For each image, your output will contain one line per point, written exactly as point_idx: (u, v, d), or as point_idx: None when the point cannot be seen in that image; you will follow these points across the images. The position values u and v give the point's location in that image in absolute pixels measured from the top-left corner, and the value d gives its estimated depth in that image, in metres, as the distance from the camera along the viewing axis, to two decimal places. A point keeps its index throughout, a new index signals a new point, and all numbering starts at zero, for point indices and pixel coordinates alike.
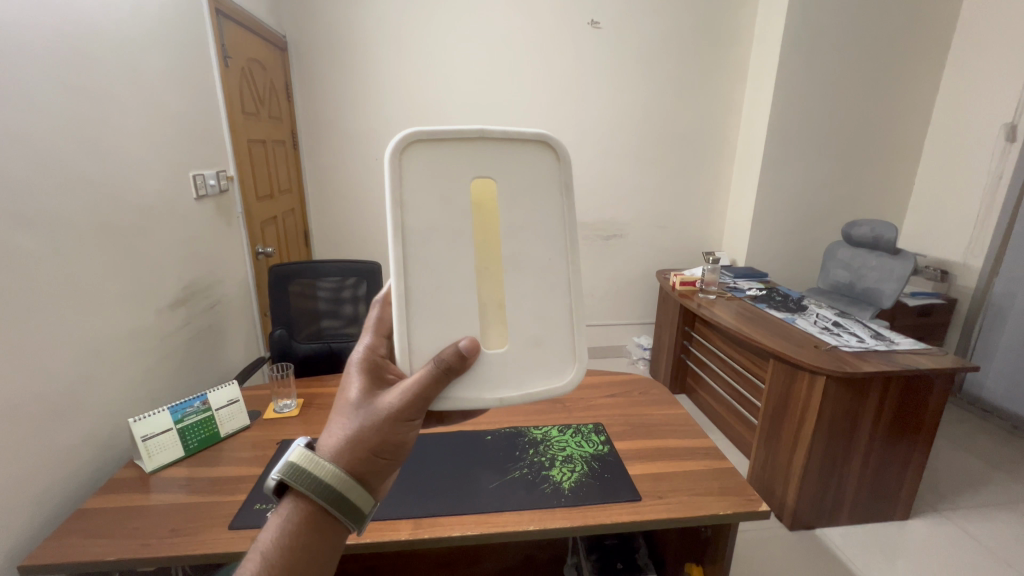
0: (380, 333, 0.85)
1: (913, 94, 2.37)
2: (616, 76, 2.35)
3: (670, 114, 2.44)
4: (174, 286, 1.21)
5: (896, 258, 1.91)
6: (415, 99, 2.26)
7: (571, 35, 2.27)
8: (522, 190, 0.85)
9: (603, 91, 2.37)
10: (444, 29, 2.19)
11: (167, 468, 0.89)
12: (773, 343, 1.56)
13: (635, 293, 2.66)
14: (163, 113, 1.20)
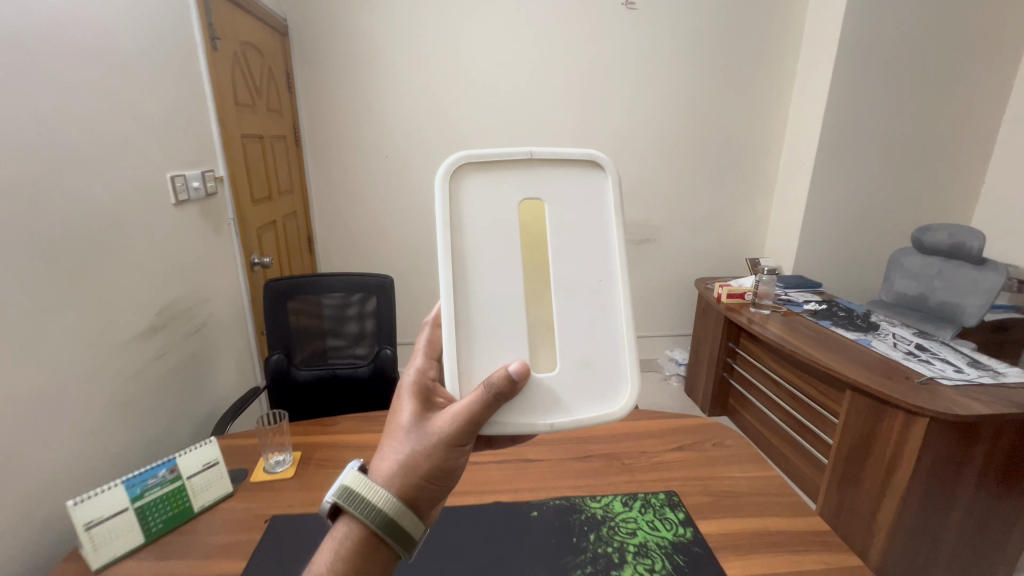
0: (430, 355, 0.74)
1: (989, 82, 2.10)
2: (651, 63, 2.12)
3: (710, 105, 2.20)
4: (145, 311, 1.00)
5: (982, 269, 1.66)
6: (429, 90, 2.04)
7: (602, 17, 2.04)
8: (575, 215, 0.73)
9: (637, 80, 2.13)
10: (462, 11, 1.97)
11: (120, 562, 0.68)
12: (852, 372, 1.33)
13: (668, 302, 2.43)
14: (133, 102, 0.99)
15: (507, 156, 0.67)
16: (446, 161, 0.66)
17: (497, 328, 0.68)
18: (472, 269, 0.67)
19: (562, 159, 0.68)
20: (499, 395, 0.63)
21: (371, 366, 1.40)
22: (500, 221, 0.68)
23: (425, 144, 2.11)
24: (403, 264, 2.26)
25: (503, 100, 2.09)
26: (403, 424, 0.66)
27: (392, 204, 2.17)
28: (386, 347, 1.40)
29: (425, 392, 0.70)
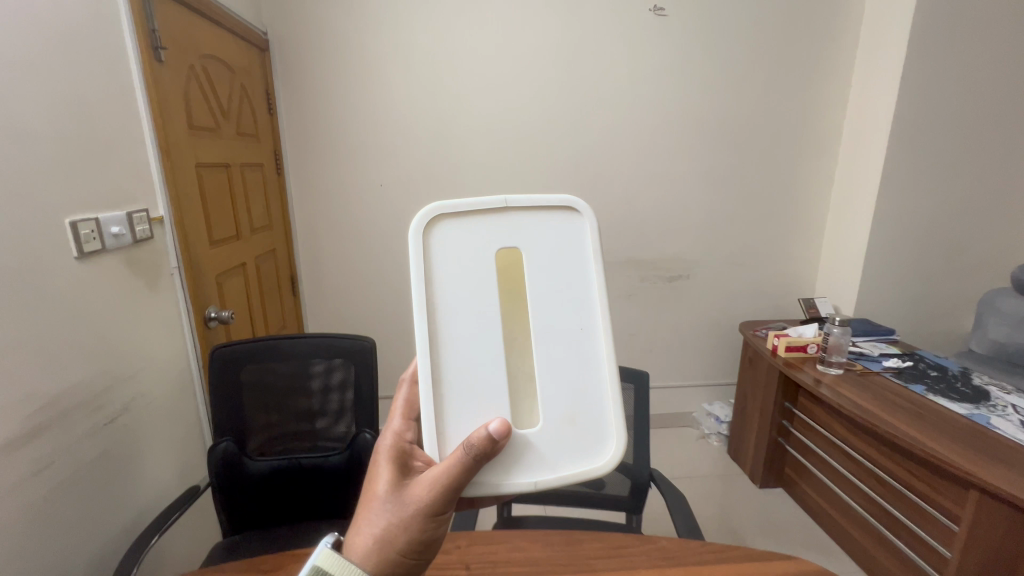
0: (408, 415, 0.62)
1: None
2: (684, 77, 1.84)
3: (752, 122, 1.90)
4: (17, 409, 0.74)
5: None
6: (429, 110, 1.79)
7: (625, 24, 1.77)
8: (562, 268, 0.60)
9: (667, 95, 1.85)
10: (465, 19, 1.72)
11: None
12: (974, 463, 1.01)
13: (705, 347, 2.12)
14: (10, 126, 0.73)
15: (480, 205, 0.56)
16: (418, 217, 0.54)
17: (478, 385, 0.55)
18: (450, 328, 0.55)
19: (541, 206, 0.58)
20: (481, 458, 0.51)
21: (346, 455, 1.12)
22: (477, 278, 0.56)
23: (424, 170, 1.85)
24: (400, 306, 1.98)
25: (513, 121, 1.83)
26: (381, 491, 0.55)
27: (388, 238, 1.90)
28: (366, 429, 1.12)
29: (403, 456, 0.58)
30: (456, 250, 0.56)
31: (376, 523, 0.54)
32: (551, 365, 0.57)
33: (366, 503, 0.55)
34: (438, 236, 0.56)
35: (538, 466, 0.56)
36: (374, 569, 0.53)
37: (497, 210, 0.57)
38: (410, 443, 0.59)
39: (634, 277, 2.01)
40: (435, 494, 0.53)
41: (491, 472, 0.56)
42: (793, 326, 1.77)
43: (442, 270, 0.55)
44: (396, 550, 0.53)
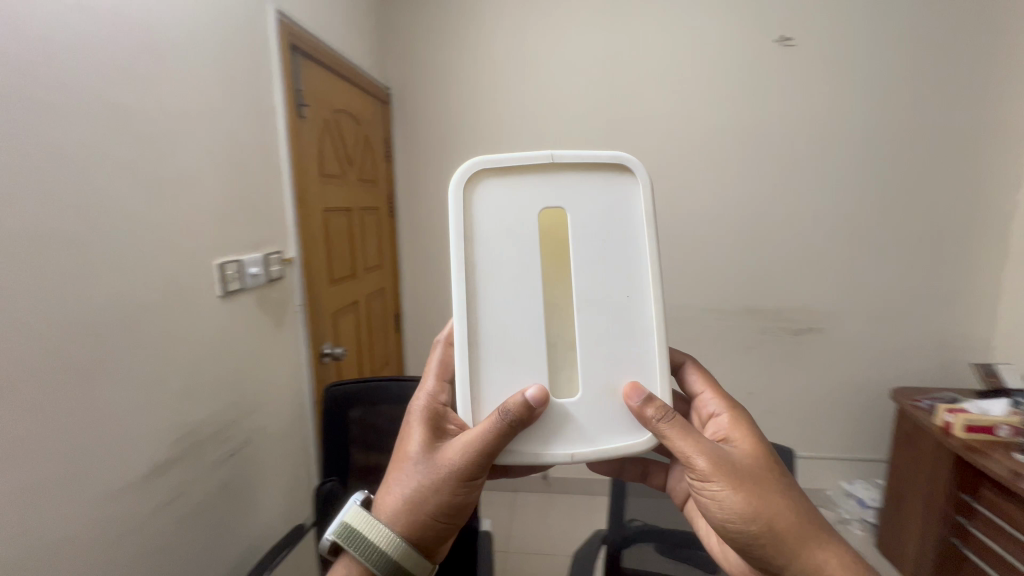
0: (442, 376, 0.68)
1: None
2: (815, 108, 1.66)
3: (901, 156, 1.65)
4: (159, 440, 0.78)
5: None
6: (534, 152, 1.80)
7: (744, 57, 1.66)
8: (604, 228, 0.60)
9: (794, 129, 1.68)
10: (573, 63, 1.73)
11: None
12: None
13: (840, 413, 1.82)
14: (176, 179, 0.81)
15: (525, 160, 0.58)
16: (462, 169, 0.56)
17: (519, 349, 0.57)
18: (492, 288, 0.57)
19: (587, 163, 0.59)
20: (518, 422, 0.55)
21: None
22: (518, 235, 0.57)
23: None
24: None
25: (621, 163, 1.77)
26: (413, 451, 0.61)
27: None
28: None
29: (435, 419, 0.64)
30: (498, 203, 0.58)
31: (407, 483, 0.61)
32: (598, 330, 0.58)
33: (398, 463, 0.62)
34: (480, 191, 0.58)
35: (577, 440, 0.58)
36: (405, 528, 0.60)
37: (542, 164, 0.58)
38: (443, 406, 0.65)
39: (750, 328, 1.81)
40: (462, 460, 0.58)
41: (530, 444, 0.58)
42: (967, 398, 1.46)
43: (483, 225, 0.57)
44: (427, 511, 0.60)
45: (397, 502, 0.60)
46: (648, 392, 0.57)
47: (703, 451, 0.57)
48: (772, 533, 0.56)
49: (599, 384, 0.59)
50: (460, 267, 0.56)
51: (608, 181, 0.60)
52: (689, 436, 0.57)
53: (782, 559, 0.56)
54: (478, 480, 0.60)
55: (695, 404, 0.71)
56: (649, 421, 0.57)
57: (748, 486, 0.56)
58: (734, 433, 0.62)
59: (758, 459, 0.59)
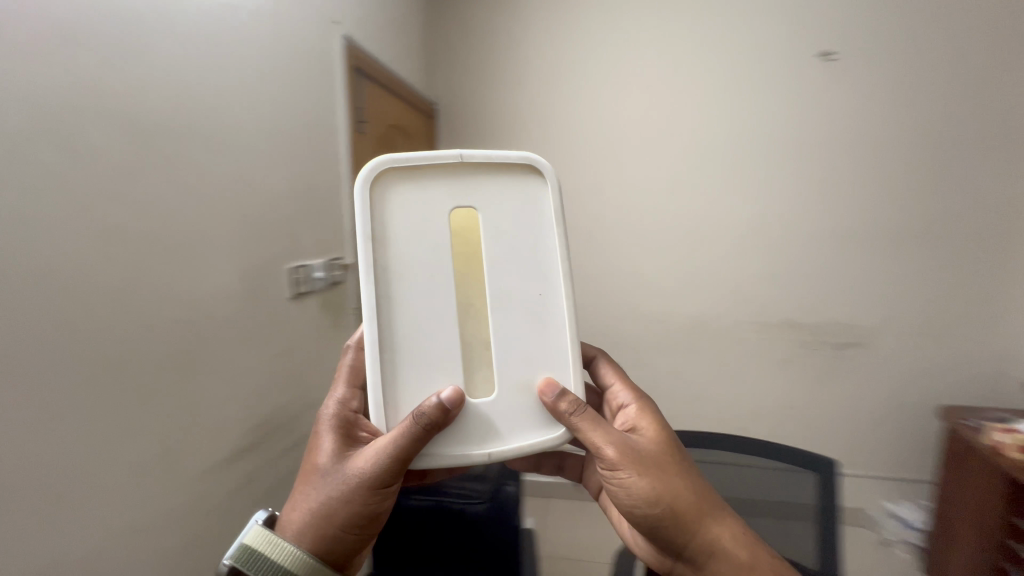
0: (354, 381, 0.67)
1: None
2: (858, 142, 1.66)
3: (991, 139, 1.58)
4: (233, 432, 0.92)
5: None
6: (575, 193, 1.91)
7: (784, 75, 1.69)
8: (508, 227, 0.61)
9: (863, 133, 1.65)
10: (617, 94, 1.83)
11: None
12: None
13: (860, 435, 1.80)
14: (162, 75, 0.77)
15: (432, 160, 0.59)
16: (367, 164, 0.57)
17: (426, 347, 0.58)
18: (407, 294, 0.58)
19: (500, 162, 0.61)
20: (432, 425, 0.55)
21: (487, 504, 1.19)
22: (424, 237, 0.59)
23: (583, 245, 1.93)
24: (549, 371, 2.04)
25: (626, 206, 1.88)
26: (324, 461, 0.60)
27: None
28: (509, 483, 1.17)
29: (346, 426, 0.64)
30: (403, 200, 0.59)
31: (316, 499, 0.60)
32: (516, 331, 0.60)
33: (309, 474, 0.62)
34: (385, 190, 0.59)
35: (493, 441, 0.60)
36: (312, 541, 0.59)
37: (451, 163, 0.60)
38: (356, 412, 0.65)
39: (772, 350, 1.83)
40: (370, 469, 0.58)
41: (440, 448, 0.58)
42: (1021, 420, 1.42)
43: (388, 229, 0.58)
44: (337, 524, 0.59)
45: (301, 524, 0.60)
46: (561, 387, 0.60)
47: (612, 441, 0.60)
48: (674, 516, 0.60)
49: (512, 382, 0.60)
50: (366, 273, 0.57)
51: (513, 180, 0.62)
52: (600, 428, 0.60)
53: (681, 534, 0.60)
54: (391, 489, 0.60)
55: (608, 395, 0.73)
56: (563, 413, 0.59)
57: (649, 467, 0.60)
58: (642, 421, 0.65)
59: (658, 442, 0.63)
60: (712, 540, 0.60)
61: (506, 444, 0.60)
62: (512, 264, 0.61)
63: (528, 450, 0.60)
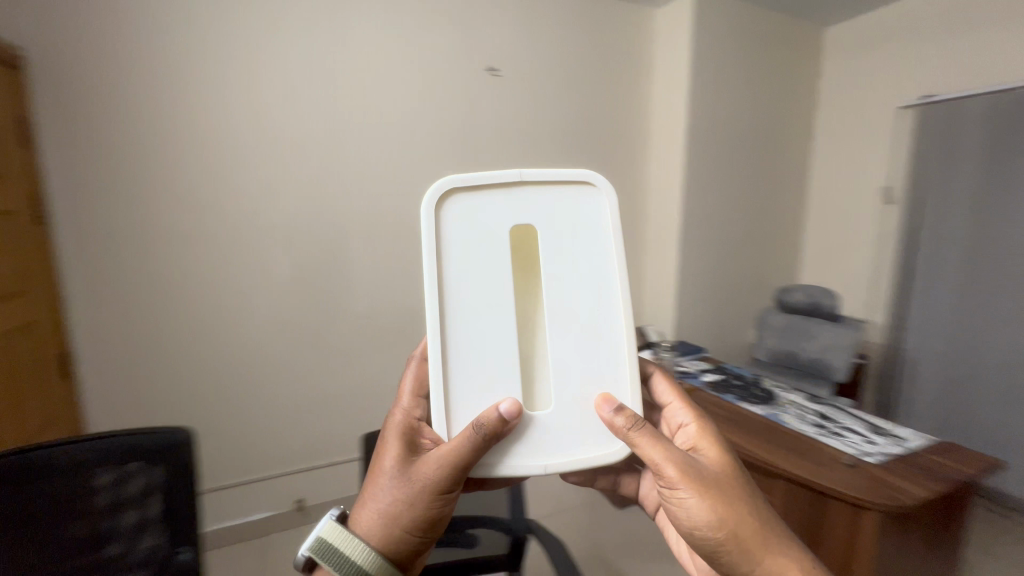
0: (417, 393, 0.71)
1: (795, 159, 2.44)
2: (520, 149, 2.00)
3: (597, 153, 2.17)
4: None
5: (839, 326, 1.76)
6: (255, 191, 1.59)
7: (463, 82, 1.86)
8: (569, 242, 0.64)
9: (525, 143, 2.01)
10: (292, 81, 1.59)
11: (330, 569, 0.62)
12: (809, 471, 1.14)
13: None
14: None
15: (495, 178, 0.63)
16: (434, 182, 0.62)
17: (480, 361, 0.61)
18: (457, 306, 0.61)
19: (556, 179, 0.65)
20: (489, 434, 0.58)
21: None
22: (485, 249, 0.62)
23: (277, 249, 1.64)
24: (237, 401, 1.66)
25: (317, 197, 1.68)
26: (392, 465, 0.64)
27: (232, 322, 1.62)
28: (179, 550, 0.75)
29: (411, 433, 0.67)
30: (469, 217, 0.62)
31: (382, 499, 0.64)
32: (569, 346, 0.63)
33: (375, 477, 0.65)
34: (452, 206, 0.62)
35: (553, 453, 0.62)
36: (381, 541, 0.63)
37: (512, 182, 0.63)
38: (420, 420, 0.69)
39: None
40: (436, 473, 0.60)
41: (494, 458, 0.61)
42: None
43: (450, 240, 0.61)
44: (402, 524, 0.63)
45: (371, 523, 0.64)
46: (619, 403, 0.62)
47: (672, 459, 0.59)
48: (737, 542, 0.58)
49: (567, 392, 0.63)
50: (432, 282, 0.60)
51: (572, 196, 0.65)
52: (659, 444, 0.59)
53: (744, 566, 0.58)
54: (452, 494, 0.63)
55: (663, 412, 0.74)
56: (621, 430, 0.60)
57: (715, 492, 0.59)
58: (702, 441, 0.66)
59: (724, 467, 0.62)
60: (774, 567, 0.58)
61: (567, 459, 0.62)
62: (575, 275, 0.64)
63: (584, 461, 0.62)
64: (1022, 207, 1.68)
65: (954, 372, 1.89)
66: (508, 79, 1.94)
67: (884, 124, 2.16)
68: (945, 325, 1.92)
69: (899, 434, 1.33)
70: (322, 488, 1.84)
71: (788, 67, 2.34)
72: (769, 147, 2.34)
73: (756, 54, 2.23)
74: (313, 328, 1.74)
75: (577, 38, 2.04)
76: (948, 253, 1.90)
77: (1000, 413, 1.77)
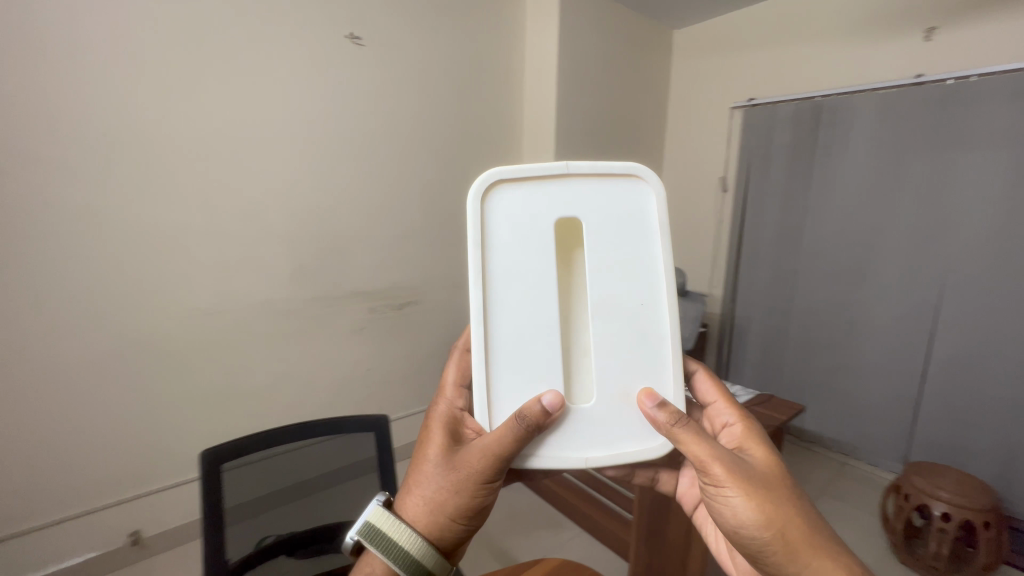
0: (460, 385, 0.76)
1: (650, 150, 2.68)
2: (389, 127, 1.88)
3: (469, 136, 2.14)
4: None
5: (687, 300, 1.99)
6: (30, 162, 1.24)
7: (321, 48, 1.67)
8: (613, 238, 0.67)
9: (394, 120, 1.89)
10: (76, 23, 1.25)
11: (379, 556, 0.62)
12: None
13: (423, 376, 2.17)
14: None
15: (542, 171, 0.65)
16: (480, 176, 0.64)
17: (522, 354, 0.64)
18: (502, 300, 0.64)
19: (601, 175, 0.67)
20: (531, 424, 0.59)
21: None
22: (529, 242, 0.65)
23: (69, 237, 1.32)
24: (32, 422, 1.33)
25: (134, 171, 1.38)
26: (439, 451, 0.66)
27: (7, 330, 1.27)
28: None
29: (455, 424, 0.70)
30: (513, 210, 0.65)
31: (429, 486, 0.66)
32: (608, 338, 0.66)
33: (422, 466, 0.68)
34: (500, 199, 0.65)
35: (592, 441, 0.66)
36: (428, 529, 0.64)
37: (560, 175, 0.66)
38: (462, 410, 0.72)
39: (349, 319, 1.89)
40: (479, 462, 0.62)
41: (538, 447, 0.64)
42: None
43: (496, 233, 0.64)
44: (447, 512, 0.64)
45: (417, 510, 0.65)
46: (660, 397, 0.65)
47: (716, 454, 0.60)
48: (784, 544, 0.57)
49: (607, 382, 0.66)
50: (477, 272, 0.63)
51: (618, 191, 0.68)
52: (703, 439, 0.61)
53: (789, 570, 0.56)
54: (494, 485, 0.65)
55: (708, 411, 0.77)
56: (662, 425, 0.63)
57: (760, 490, 0.59)
58: (748, 442, 0.67)
59: (771, 468, 0.62)
60: None
61: (606, 447, 0.66)
62: (619, 269, 0.67)
63: (622, 449, 0.66)
64: (815, 199, 2.05)
65: (769, 335, 2.28)
66: (374, 51, 1.80)
67: (719, 122, 2.47)
68: (762, 295, 2.29)
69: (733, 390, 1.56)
70: (158, 513, 1.59)
71: (644, 63, 2.53)
72: (626, 133, 2.52)
73: (616, 48, 2.37)
74: (133, 329, 1.44)
75: (446, 14, 1.97)
76: (764, 235, 2.26)
77: (800, 365, 2.17)
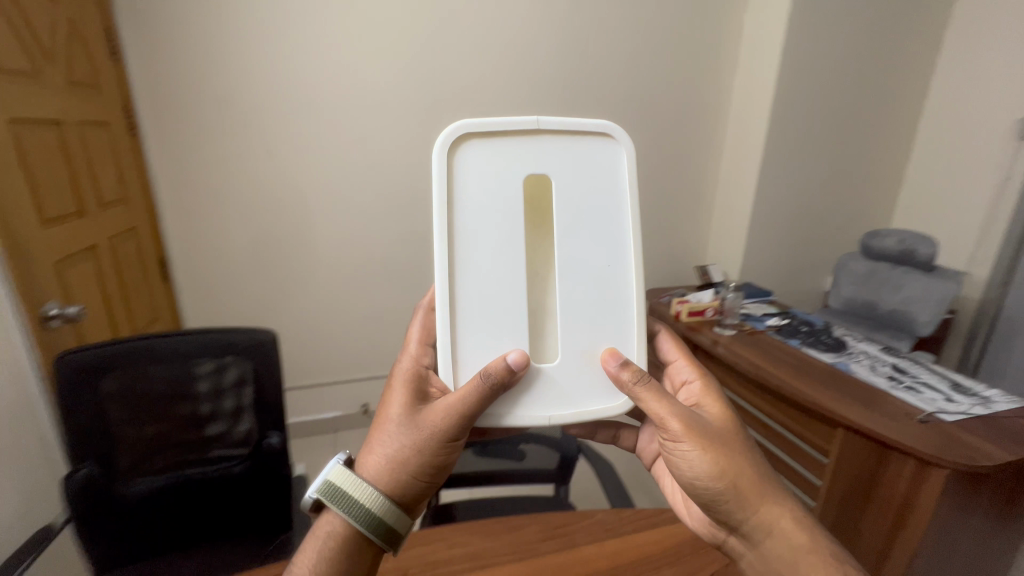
0: (424, 341, 0.72)
1: (912, 83, 2.10)
2: (591, 67, 1.84)
3: (676, 74, 1.96)
4: None
5: (932, 277, 1.60)
6: (311, 109, 1.59)
7: None
8: (583, 198, 0.62)
9: (597, 60, 1.84)
10: None
11: (343, 516, 0.59)
12: (871, 424, 1.09)
13: None
14: None
15: (511, 125, 0.60)
16: (448, 129, 0.58)
17: (490, 312, 0.60)
18: (470, 260, 0.59)
19: (574, 131, 0.62)
20: (499, 383, 0.58)
21: (247, 462, 0.98)
22: (499, 200, 0.59)
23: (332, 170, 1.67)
24: (307, 309, 1.79)
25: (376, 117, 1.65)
26: (402, 410, 0.63)
27: (297, 239, 1.71)
28: (271, 433, 0.98)
29: (419, 381, 0.67)
30: (483, 168, 0.59)
31: (390, 445, 0.62)
32: (579, 302, 0.62)
33: (383, 424, 0.64)
34: (466, 154, 0.59)
35: (560, 403, 0.63)
36: (389, 487, 0.61)
37: (529, 131, 0.60)
38: (427, 368, 0.69)
39: None
40: (444, 419, 0.60)
41: (502, 405, 0.62)
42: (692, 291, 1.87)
43: (464, 190, 0.59)
44: (409, 470, 0.61)
45: (378, 469, 0.62)
46: (623, 357, 0.62)
47: (674, 411, 0.60)
48: (736, 493, 0.58)
49: (576, 345, 0.63)
50: (443, 231, 0.58)
51: (588, 148, 0.63)
52: (663, 397, 0.60)
53: (739, 515, 0.59)
54: (456, 442, 0.63)
55: (668, 370, 0.76)
56: (626, 384, 0.61)
57: (716, 445, 0.59)
58: (705, 399, 0.67)
59: (724, 422, 0.63)
60: (769, 518, 0.58)
61: (573, 409, 0.63)
62: (590, 230, 0.62)
63: (586, 413, 0.63)
64: None
65: None
66: None
67: None
68: None
69: (987, 391, 1.24)
70: None
71: None
72: (884, 59, 2.00)
73: None
74: (372, 248, 1.79)
75: None
76: None
77: None
